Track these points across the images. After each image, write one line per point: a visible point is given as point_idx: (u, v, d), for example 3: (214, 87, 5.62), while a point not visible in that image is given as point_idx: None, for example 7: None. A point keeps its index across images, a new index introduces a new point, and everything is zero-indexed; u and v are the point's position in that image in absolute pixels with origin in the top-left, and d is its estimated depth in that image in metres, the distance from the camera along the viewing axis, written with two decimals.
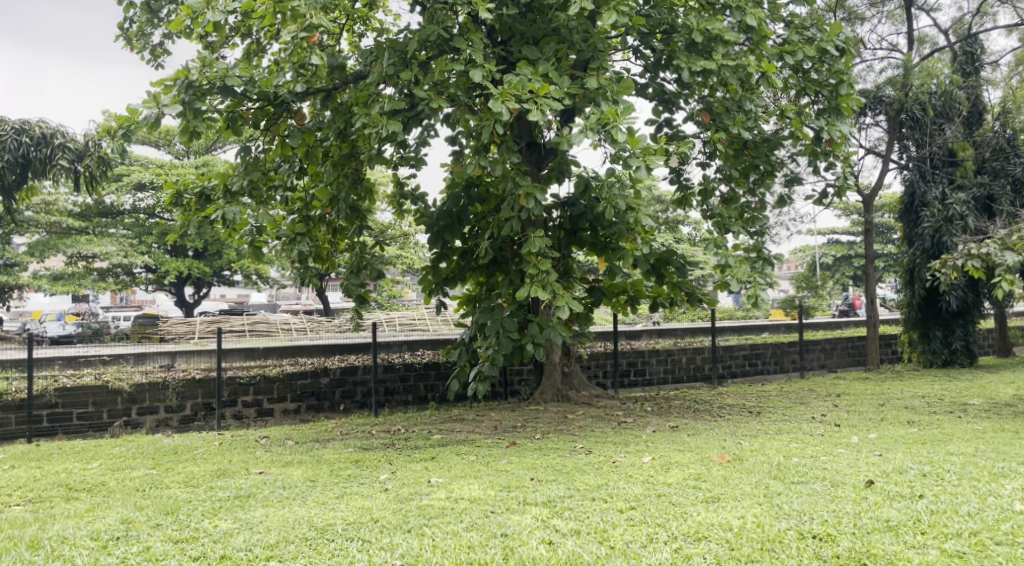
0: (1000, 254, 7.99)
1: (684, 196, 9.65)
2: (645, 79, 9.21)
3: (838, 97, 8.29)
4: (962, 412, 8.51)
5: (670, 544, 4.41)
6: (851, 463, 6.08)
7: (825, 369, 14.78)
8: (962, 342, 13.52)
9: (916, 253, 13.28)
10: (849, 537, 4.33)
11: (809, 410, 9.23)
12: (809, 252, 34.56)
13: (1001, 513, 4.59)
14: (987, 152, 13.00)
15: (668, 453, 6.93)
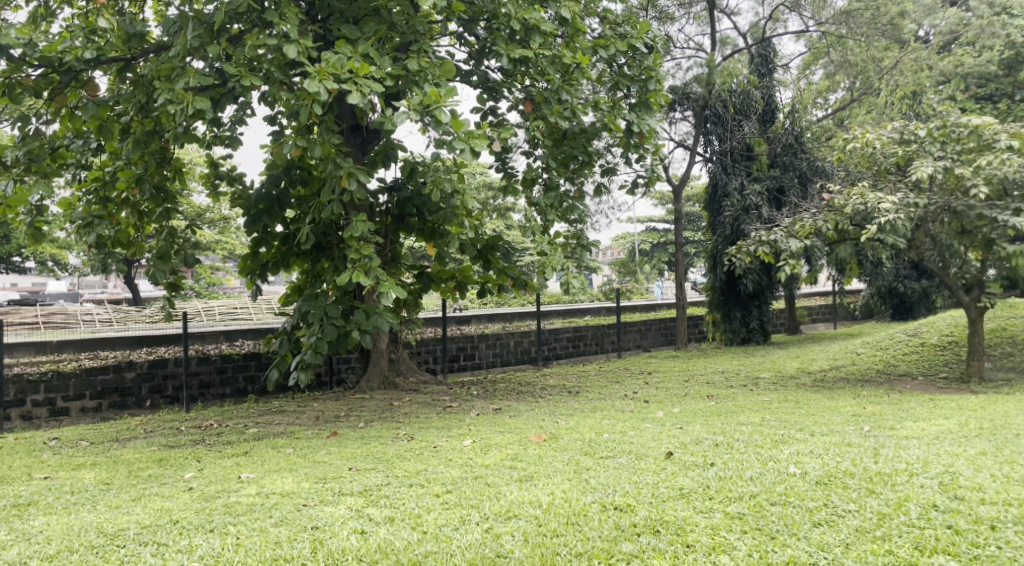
0: (786, 241, 8.83)
1: (509, 183, 9.83)
2: (469, 66, 9.28)
3: (648, 92, 8.79)
4: (754, 385, 9.34)
5: (481, 525, 4.49)
6: (655, 436, 6.47)
7: (640, 349, 15.66)
8: (758, 321, 14.86)
9: (719, 241, 14.25)
10: (646, 506, 4.61)
11: (624, 388, 9.76)
12: (629, 239, 36.43)
13: (778, 475, 5.06)
14: (779, 147, 14.24)
15: (488, 436, 7.05)
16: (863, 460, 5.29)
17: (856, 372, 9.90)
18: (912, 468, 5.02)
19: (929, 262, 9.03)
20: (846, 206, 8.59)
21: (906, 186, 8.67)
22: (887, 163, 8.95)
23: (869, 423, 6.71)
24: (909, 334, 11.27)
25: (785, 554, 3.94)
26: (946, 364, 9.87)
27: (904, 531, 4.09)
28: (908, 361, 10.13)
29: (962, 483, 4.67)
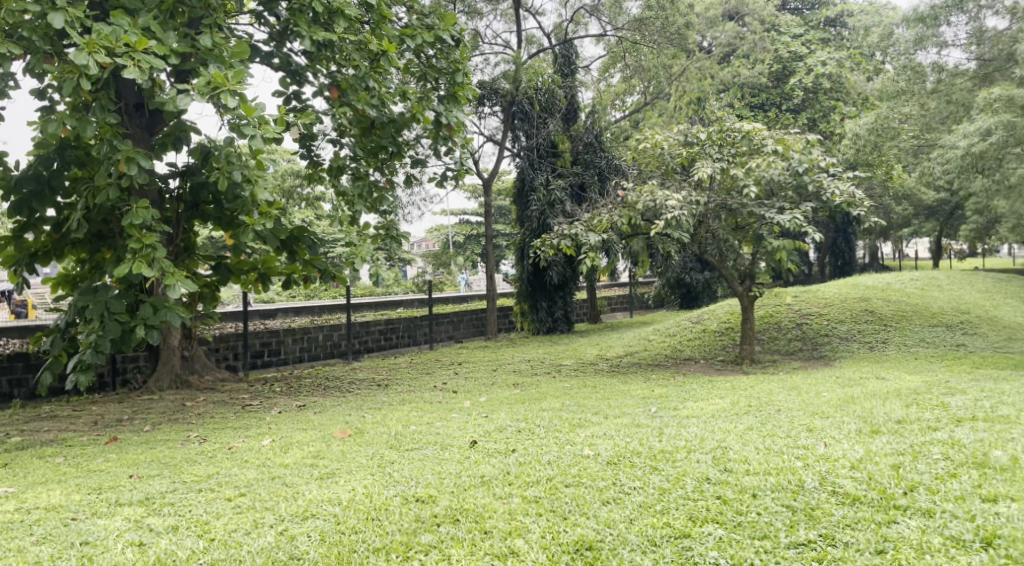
0: (586, 235, 9.24)
1: (315, 171, 9.48)
2: (269, 47, 8.83)
3: (455, 85, 8.81)
4: (556, 372, 9.74)
5: (275, 527, 4.30)
6: (460, 426, 6.54)
7: (452, 340, 15.78)
8: (562, 311, 15.54)
9: (526, 234, 14.67)
10: (446, 496, 4.64)
11: (432, 379, 9.78)
12: (443, 231, 36.48)
13: (574, 458, 5.29)
14: (580, 145, 14.95)
15: (289, 434, 6.77)
16: (649, 439, 5.67)
17: (648, 357, 10.61)
18: (691, 445, 5.45)
19: (709, 255, 9.88)
20: (638, 202, 9.16)
21: (690, 185, 9.40)
22: (674, 163, 9.65)
23: (656, 404, 7.21)
24: (693, 321, 12.25)
25: (575, 533, 4.13)
26: (724, 348, 10.84)
27: (681, 503, 4.43)
28: (693, 346, 11.01)
29: (731, 456, 5.14)
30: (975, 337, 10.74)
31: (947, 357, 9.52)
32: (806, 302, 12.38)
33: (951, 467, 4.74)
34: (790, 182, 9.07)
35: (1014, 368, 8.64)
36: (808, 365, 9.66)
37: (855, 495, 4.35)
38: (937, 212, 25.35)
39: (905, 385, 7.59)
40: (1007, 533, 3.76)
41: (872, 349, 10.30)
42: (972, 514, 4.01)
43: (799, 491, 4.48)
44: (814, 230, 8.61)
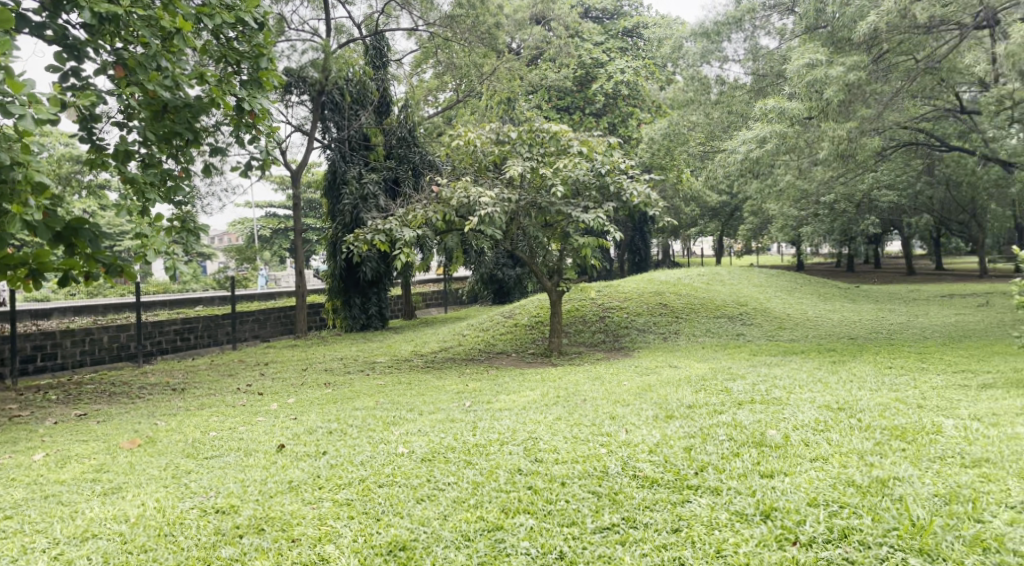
0: (399, 230, 9.12)
1: (98, 157, 8.60)
2: (41, 17, 7.87)
3: (259, 70, 8.31)
4: (369, 370, 9.55)
5: (48, 553, 3.91)
6: (266, 430, 6.21)
7: (257, 339, 14.99)
8: (376, 307, 15.29)
9: (337, 229, 14.29)
10: (251, 505, 4.41)
11: (235, 382, 9.21)
12: (248, 224, 34.51)
13: (387, 457, 5.19)
14: (393, 140, 14.77)
15: (66, 447, 6.06)
16: (463, 434, 5.70)
17: (462, 352, 10.70)
18: (503, 437, 5.55)
19: (520, 252, 10.21)
20: (452, 199, 9.20)
21: (501, 183, 9.57)
22: (486, 160, 9.77)
23: (470, 399, 7.27)
24: (505, 316, 12.51)
25: (389, 533, 4.08)
26: (534, 341, 11.17)
27: (493, 496, 4.49)
28: (505, 340, 11.24)
29: (541, 447, 5.29)
30: (752, 327, 11.88)
31: (730, 345, 10.46)
32: (609, 297, 13.06)
33: (735, 447, 5.19)
34: (594, 183, 9.52)
35: (784, 354, 9.66)
36: (611, 356, 10.19)
37: (654, 478, 4.63)
38: (720, 213, 27.75)
39: (695, 373, 8.23)
40: (782, 505, 4.16)
41: (666, 340, 11.07)
42: (753, 489, 4.40)
43: (604, 477, 4.69)
44: (616, 229, 9.12)
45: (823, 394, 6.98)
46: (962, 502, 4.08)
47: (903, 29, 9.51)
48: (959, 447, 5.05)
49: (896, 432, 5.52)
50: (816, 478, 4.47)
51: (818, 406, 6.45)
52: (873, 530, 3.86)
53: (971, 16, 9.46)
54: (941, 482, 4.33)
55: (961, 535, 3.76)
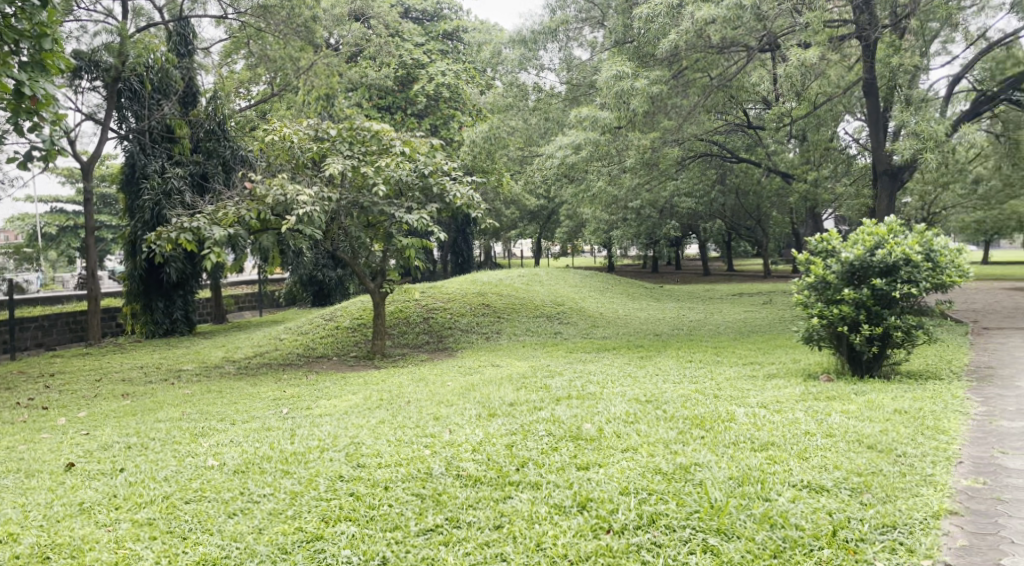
0: (208, 229, 8.55)
1: None
2: None
3: (43, 52, 7.36)
4: (176, 378, 8.90)
5: None
6: (53, 448, 5.61)
7: (41, 348, 13.51)
8: (182, 311, 14.29)
9: (136, 227, 13.22)
10: (34, 532, 4.08)
11: (15, 396, 8.23)
12: (29, 220, 30.90)
13: (195, 471, 4.88)
14: (201, 133, 13.93)
15: None
16: (280, 442, 5.47)
17: (278, 357, 10.26)
18: (323, 444, 5.39)
19: (341, 252, 10.02)
20: (267, 196, 8.80)
21: (320, 181, 9.28)
22: (304, 158, 9.32)
23: (288, 406, 6.97)
24: (325, 319, 12.11)
25: (196, 552, 3.91)
26: (356, 344, 10.93)
27: (312, 505, 4.35)
28: (325, 344, 10.91)
29: (363, 451, 5.19)
30: (569, 325, 12.36)
31: (548, 343, 10.84)
32: (432, 298, 13.04)
33: (554, 442, 5.37)
34: (416, 183, 9.53)
35: (598, 351, 10.14)
36: (434, 357, 10.18)
37: (477, 476, 4.68)
38: (538, 216, 28.61)
39: (516, 371, 8.42)
40: (597, 496, 4.35)
41: (488, 340, 11.23)
42: (570, 481, 4.58)
43: (427, 478, 4.68)
44: (439, 230, 9.19)
45: (633, 388, 7.39)
46: (752, 483, 4.48)
47: (700, 49, 10.21)
48: (749, 432, 5.55)
49: (697, 421, 5.96)
50: (628, 468, 4.73)
51: (629, 399, 6.83)
52: (678, 513, 4.12)
53: (757, 40, 10.32)
54: (735, 466, 4.74)
55: (752, 514, 4.10)
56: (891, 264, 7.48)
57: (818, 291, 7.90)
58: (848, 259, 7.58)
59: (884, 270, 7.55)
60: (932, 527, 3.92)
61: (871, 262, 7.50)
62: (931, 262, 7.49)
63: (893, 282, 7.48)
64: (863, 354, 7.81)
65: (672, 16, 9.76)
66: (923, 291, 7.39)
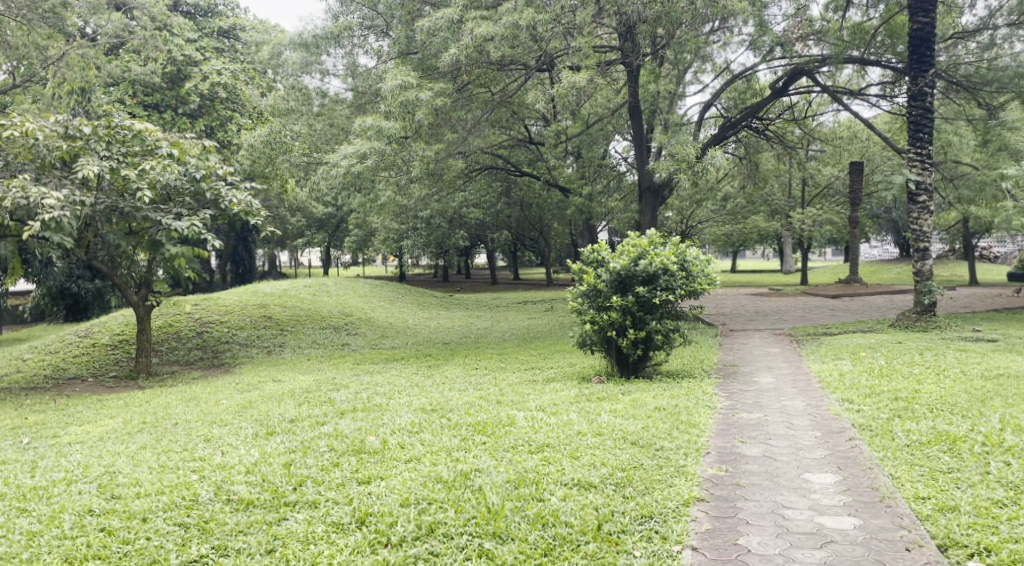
0: None
1: None
2: None
3: None
4: None
5: None
6: None
7: None
8: None
9: None
10: None
11: None
12: None
13: None
14: None
15: None
16: (17, 477, 4.89)
17: (19, 381, 9.09)
18: (72, 476, 4.88)
19: (98, 262, 9.15)
20: (3, 199, 7.74)
21: (72, 184, 8.36)
22: (51, 157, 8.28)
23: (28, 435, 6.21)
24: (80, 336, 10.94)
25: None
26: (117, 363, 9.98)
27: (54, 546, 3.97)
28: (79, 364, 9.83)
29: (119, 481, 4.75)
30: (355, 336, 12.16)
31: (333, 355, 10.58)
32: (206, 310, 12.23)
33: (335, 457, 5.25)
34: (187, 188, 8.99)
35: (386, 361, 10.05)
36: (208, 374, 9.53)
37: (249, 500, 4.45)
38: (326, 224, 27.82)
39: (297, 386, 8.12)
40: (376, 510, 4.30)
41: (270, 354, 10.74)
42: (349, 497, 4.49)
43: (192, 505, 4.39)
44: (213, 237, 8.66)
45: (418, 397, 7.41)
46: (527, 485, 4.67)
47: (481, 65, 10.52)
48: (527, 435, 5.78)
49: (479, 427, 6.11)
50: (409, 479, 4.73)
51: (414, 409, 6.83)
52: (455, 521, 4.18)
53: (534, 60, 10.81)
54: (512, 469, 4.92)
55: (526, 515, 4.26)
56: (651, 273, 8.17)
57: (589, 298, 8.42)
58: (615, 269, 8.17)
59: (645, 278, 8.23)
60: (682, 514, 4.29)
61: (634, 271, 8.15)
62: (684, 271, 8.28)
63: (652, 289, 8.18)
64: (630, 357, 8.43)
65: (452, 31, 10.00)
66: (678, 298, 8.16)
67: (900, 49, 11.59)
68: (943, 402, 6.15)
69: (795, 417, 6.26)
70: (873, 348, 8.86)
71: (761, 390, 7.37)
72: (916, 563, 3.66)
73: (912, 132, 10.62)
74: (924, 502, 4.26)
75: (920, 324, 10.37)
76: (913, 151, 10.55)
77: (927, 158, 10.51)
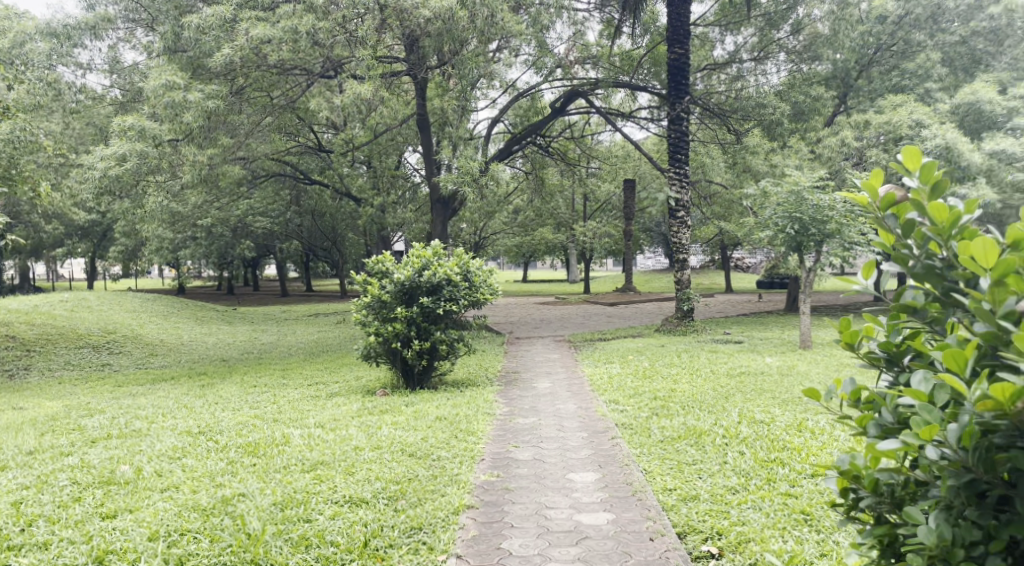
0: None
1: None
2: None
3: None
4: None
5: None
6: None
7: None
8: None
9: None
10: None
11: None
12: None
13: None
14: None
15: None
16: None
17: None
18: None
19: None
20: None
21: None
22: None
23: None
24: None
25: None
26: None
27: None
28: None
29: None
30: (120, 356, 11.14)
31: (91, 377, 9.61)
32: None
33: (78, 491, 4.74)
34: None
35: (153, 382, 9.27)
36: None
37: None
38: (91, 232, 25.29)
39: (42, 414, 7.26)
40: (118, 547, 3.93)
41: (12, 378, 9.54)
42: (89, 535, 4.07)
43: None
44: None
45: (185, 420, 6.89)
46: (293, 506, 4.49)
47: (259, 67, 10.14)
48: (301, 454, 5.57)
49: (249, 448, 5.80)
50: (161, 510, 4.38)
51: (178, 432, 6.36)
52: (209, 552, 3.92)
53: (318, 66, 10.59)
54: (279, 491, 4.70)
55: (288, 538, 4.08)
56: (435, 283, 8.25)
57: (373, 310, 8.27)
58: (399, 280, 8.14)
59: (429, 289, 8.29)
60: (451, 523, 4.32)
61: (418, 282, 8.18)
62: (467, 282, 8.45)
63: (436, 299, 8.26)
64: (415, 368, 8.40)
65: (225, 30, 9.54)
66: (461, 308, 8.30)
67: (662, 77, 12.84)
68: (694, 400, 6.74)
69: (567, 419, 6.58)
70: (639, 352, 9.55)
71: (538, 395, 7.66)
72: (657, 551, 3.92)
73: (671, 154, 11.63)
74: (670, 493, 4.62)
75: (680, 328, 11.36)
76: (672, 171, 11.55)
77: (684, 178, 11.58)
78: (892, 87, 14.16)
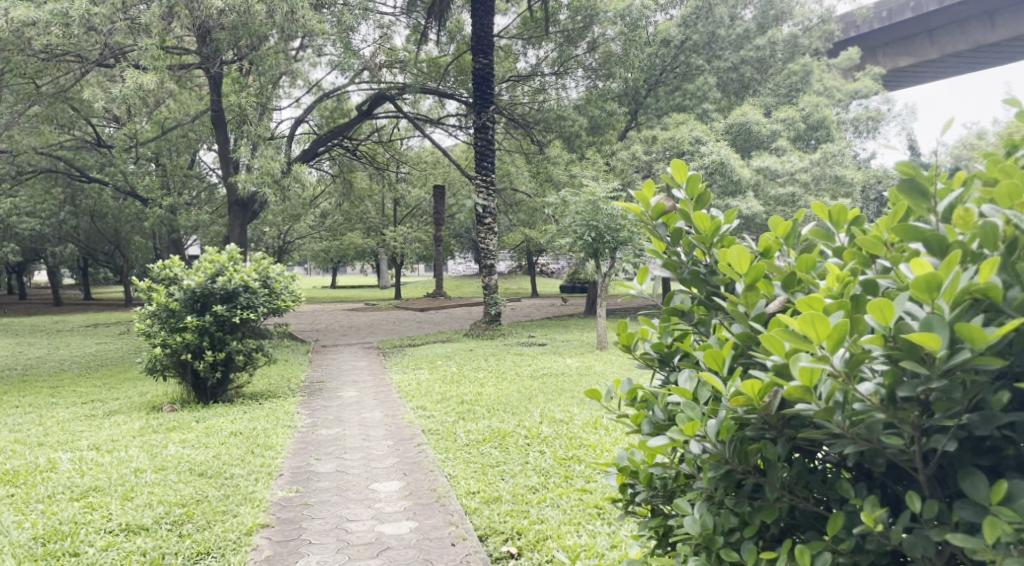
0: None
1: None
2: None
3: None
4: None
5: None
6: None
7: None
8: None
9: None
10: None
11: None
12: None
13: None
14: None
15: None
16: None
17: None
18: None
19: None
20: None
21: None
22: None
23: None
24: None
25: None
26: None
27: None
28: None
29: None
30: None
31: None
32: None
33: None
34: None
35: None
36: None
37: None
38: None
39: None
40: None
41: None
42: None
43: None
44: None
45: None
46: (58, 540, 4.02)
47: (24, 52, 9.06)
48: (71, 481, 5.01)
49: (6, 477, 5.12)
50: None
51: None
52: None
53: (95, 53, 9.66)
54: (41, 524, 4.19)
55: None
56: (231, 291, 7.75)
57: (161, 320, 7.64)
58: (189, 287, 7.57)
59: (224, 296, 7.78)
60: (242, 545, 4.06)
61: (211, 289, 7.64)
62: (267, 288, 8.03)
63: (232, 307, 7.76)
64: (208, 381, 7.88)
65: None
66: (260, 316, 7.87)
67: (469, 86, 13.04)
68: (499, 403, 6.87)
69: (372, 428, 6.45)
70: (448, 357, 9.59)
71: (342, 404, 7.45)
72: (458, 556, 3.92)
73: (478, 161, 11.79)
74: (473, 497, 4.66)
75: (488, 333, 11.56)
76: (479, 178, 11.72)
77: (491, 185, 11.80)
78: (675, 106, 15.33)
